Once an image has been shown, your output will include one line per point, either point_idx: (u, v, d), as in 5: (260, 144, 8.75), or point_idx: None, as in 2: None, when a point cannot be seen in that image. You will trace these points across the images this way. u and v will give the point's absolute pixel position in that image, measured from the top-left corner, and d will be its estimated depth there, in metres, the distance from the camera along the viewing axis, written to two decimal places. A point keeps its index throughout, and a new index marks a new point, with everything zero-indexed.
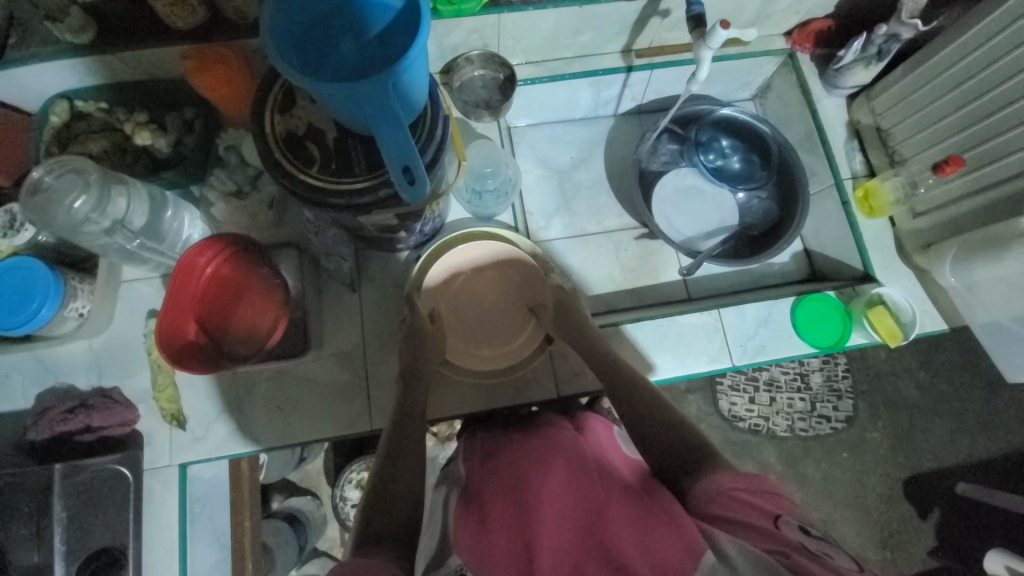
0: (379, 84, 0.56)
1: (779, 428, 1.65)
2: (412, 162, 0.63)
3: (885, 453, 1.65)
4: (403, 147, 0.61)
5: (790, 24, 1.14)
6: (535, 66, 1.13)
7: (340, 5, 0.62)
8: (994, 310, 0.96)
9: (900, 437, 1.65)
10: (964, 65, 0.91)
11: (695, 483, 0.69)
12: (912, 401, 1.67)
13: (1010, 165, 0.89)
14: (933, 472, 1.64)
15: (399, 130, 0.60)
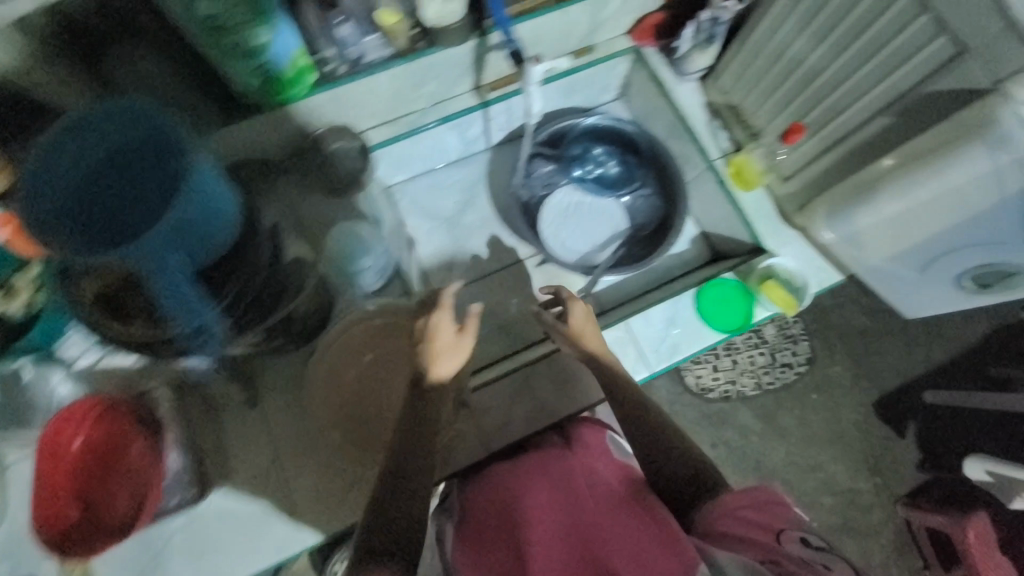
0: (158, 263, 0.64)
1: (749, 388, 1.64)
2: (204, 319, 0.72)
3: (850, 383, 1.65)
4: (193, 308, 0.70)
5: (627, 23, 1.15)
6: (390, 124, 1.11)
7: (109, 159, 0.63)
8: (882, 255, 0.91)
9: (859, 364, 1.65)
10: (780, 37, 0.92)
11: (706, 499, 0.66)
12: (858, 327, 1.66)
13: (851, 118, 0.85)
14: (900, 388, 1.64)
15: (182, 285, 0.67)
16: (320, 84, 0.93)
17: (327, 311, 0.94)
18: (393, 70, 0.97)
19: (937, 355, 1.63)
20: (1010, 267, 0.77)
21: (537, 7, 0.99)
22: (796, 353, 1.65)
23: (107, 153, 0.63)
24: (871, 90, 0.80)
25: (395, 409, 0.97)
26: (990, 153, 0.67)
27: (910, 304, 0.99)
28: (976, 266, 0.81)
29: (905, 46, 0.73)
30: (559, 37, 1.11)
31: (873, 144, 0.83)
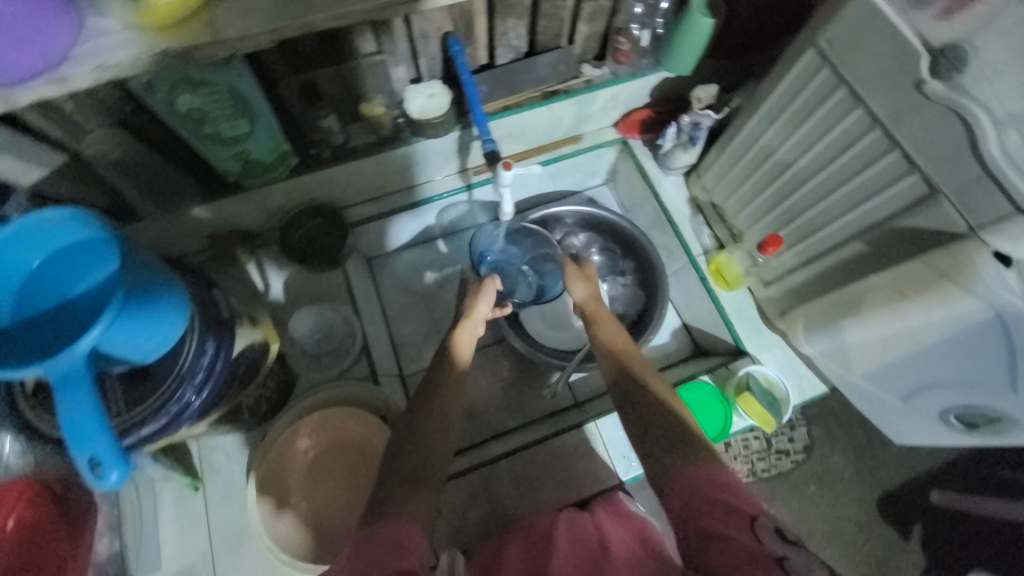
0: (55, 366, 0.50)
1: (742, 474, 1.42)
2: (99, 449, 0.51)
3: (851, 476, 1.43)
4: (82, 436, 0.51)
5: (614, 116, 1.17)
6: (372, 203, 1.11)
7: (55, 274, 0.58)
8: (864, 376, 0.89)
9: (861, 455, 1.45)
10: (755, 152, 0.92)
11: (683, 467, 0.61)
12: (861, 414, 1.47)
13: (832, 235, 0.83)
14: (904, 484, 1.43)
15: (79, 405, 0.51)
16: (301, 168, 0.97)
17: (289, 381, 0.95)
18: (379, 157, 0.99)
19: (950, 454, 1.44)
20: (995, 412, 0.75)
21: (526, 102, 1.04)
22: (794, 439, 1.45)
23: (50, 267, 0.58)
24: (848, 212, 0.79)
25: (355, 473, 0.93)
26: (975, 299, 0.65)
27: (897, 430, 0.96)
28: (963, 401, 0.78)
29: (878, 177, 0.72)
30: (544, 128, 1.12)
31: (852, 263, 0.82)
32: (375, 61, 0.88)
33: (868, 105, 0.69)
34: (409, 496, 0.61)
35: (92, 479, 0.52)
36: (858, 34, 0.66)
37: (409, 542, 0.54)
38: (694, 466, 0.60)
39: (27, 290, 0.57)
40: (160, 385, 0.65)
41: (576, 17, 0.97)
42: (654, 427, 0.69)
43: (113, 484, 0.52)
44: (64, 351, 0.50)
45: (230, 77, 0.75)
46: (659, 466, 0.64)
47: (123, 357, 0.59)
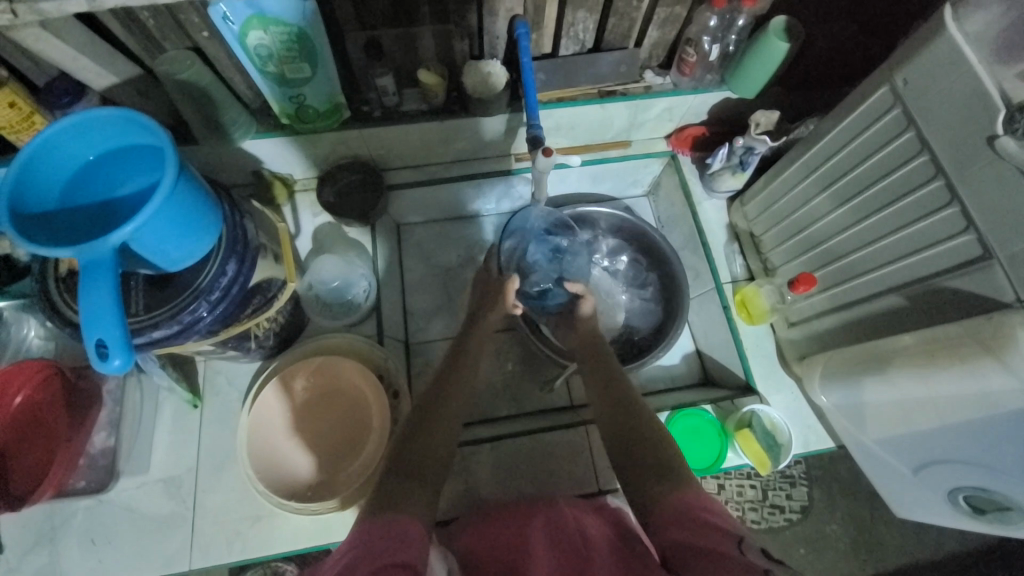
0: (88, 252, 0.53)
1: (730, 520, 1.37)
2: (107, 335, 0.53)
3: (846, 547, 1.36)
4: (95, 319, 0.53)
5: (668, 128, 1.14)
6: (412, 170, 1.13)
7: (104, 169, 0.62)
8: (877, 439, 0.84)
9: (861, 528, 1.37)
10: (805, 186, 0.88)
11: (664, 489, 0.59)
12: (868, 486, 1.40)
13: (871, 283, 0.79)
14: (901, 569, 1.35)
15: (99, 291, 0.53)
16: (351, 122, 0.99)
17: (298, 325, 0.98)
18: (428, 125, 1.00)
19: (959, 548, 1.35)
20: (1007, 501, 0.70)
21: (580, 97, 1.03)
22: (791, 496, 1.39)
23: (100, 162, 0.62)
24: (893, 262, 0.75)
25: (345, 424, 0.94)
26: (1011, 375, 0.60)
27: (901, 503, 0.91)
28: (977, 483, 0.73)
29: (931, 230, 0.69)
30: (595, 127, 1.11)
31: (887, 317, 0.78)
32: (441, 30, 0.90)
33: (934, 153, 0.66)
34: (410, 482, 0.59)
35: (96, 362, 0.54)
36: (936, 76, 0.63)
37: (405, 535, 0.50)
38: (674, 497, 0.57)
39: (79, 181, 0.61)
40: (177, 295, 0.67)
41: (647, 20, 0.96)
42: (637, 453, 0.66)
43: (114, 371, 0.54)
44: (98, 239, 0.54)
45: (300, 20, 0.77)
46: (638, 492, 0.61)
47: (149, 259, 0.62)
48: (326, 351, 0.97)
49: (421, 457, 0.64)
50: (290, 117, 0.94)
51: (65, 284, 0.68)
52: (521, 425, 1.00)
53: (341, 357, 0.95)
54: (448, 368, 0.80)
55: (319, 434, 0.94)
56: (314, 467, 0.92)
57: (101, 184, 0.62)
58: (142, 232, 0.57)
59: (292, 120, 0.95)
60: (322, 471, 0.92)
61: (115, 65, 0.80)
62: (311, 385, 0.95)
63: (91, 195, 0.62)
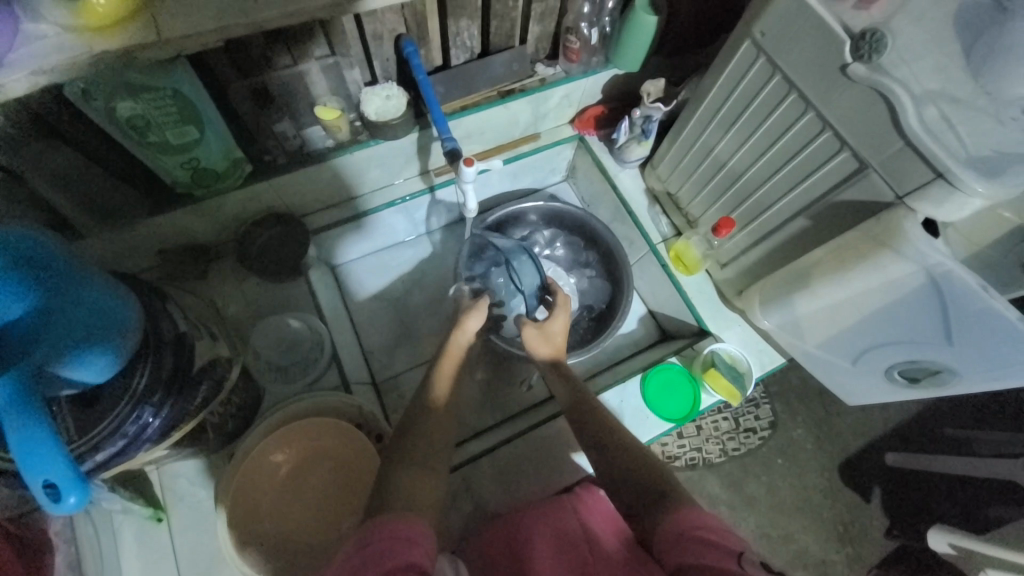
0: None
1: (714, 455, 1.48)
2: (54, 472, 0.47)
3: (814, 447, 1.52)
4: (33, 460, 0.47)
5: (570, 113, 1.20)
6: (332, 210, 1.09)
7: None
8: (817, 343, 0.95)
9: (821, 426, 1.53)
10: (704, 139, 0.97)
11: (665, 514, 0.62)
12: (817, 387, 1.57)
13: (779, 212, 0.89)
14: (861, 450, 1.52)
15: (33, 422, 0.47)
16: (256, 175, 0.94)
17: (256, 397, 0.91)
18: (339, 160, 0.98)
19: (899, 416, 1.55)
20: (936, 365, 0.81)
21: (482, 102, 1.05)
22: (759, 417, 1.53)
23: None
24: (791, 192, 0.85)
25: (334, 483, 0.91)
26: (908, 262, 0.71)
27: (846, 390, 1.03)
28: (907, 358, 0.84)
29: (815, 156, 0.78)
30: (503, 127, 1.13)
31: (798, 239, 0.88)
32: (328, 63, 0.88)
33: (800, 90, 0.75)
34: (414, 491, 0.61)
35: (48, 505, 0.49)
36: (787, 23, 0.72)
37: (416, 538, 0.51)
38: (673, 517, 0.61)
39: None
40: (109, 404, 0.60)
41: (526, 18, 1.00)
42: (635, 482, 0.69)
43: (70, 509, 0.49)
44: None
45: (173, 81, 0.71)
46: (644, 527, 0.64)
47: (72, 378, 0.55)
48: (294, 417, 0.91)
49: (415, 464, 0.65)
50: (182, 182, 0.87)
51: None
52: (509, 428, 1.00)
53: (311, 418, 0.90)
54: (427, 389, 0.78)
55: (309, 502, 0.90)
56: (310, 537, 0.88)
57: None
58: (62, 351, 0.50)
59: (187, 185, 0.87)
60: (320, 539, 0.88)
61: None
62: (289, 455, 0.89)
63: None
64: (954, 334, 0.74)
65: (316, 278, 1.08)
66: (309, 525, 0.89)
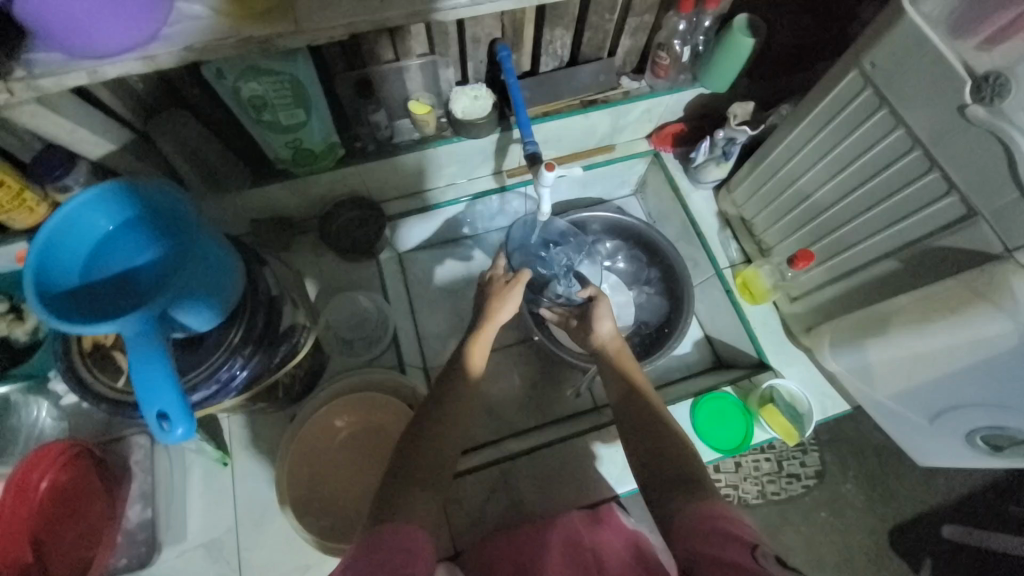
0: (131, 324, 0.53)
1: (751, 496, 1.41)
2: (167, 404, 0.53)
3: (865, 505, 1.42)
4: (152, 391, 0.53)
5: (648, 128, 1.19)
6: (408, 199, 1.14)
7: (123, 239, 0.63)
8: (891, 393, 0.89)
9: (874, 485, 1.43)
10: (790, 167, 0.94)
11: (687, 502, 0.61)
12: (876, 442, 1.46)
13: (867, 251, 0.84)
14: (919, 517, 1.41)
15: (155, 357, 0.53)
16: (347, 159, 1.00)
17: (320, 367, 0.96)
18: (422, 153, 1.03)
19: (966, 487, 1.43)
20: (1021, 436, 0.75)
21: (565, 109, 1.07)
22: (806, 464, 1.45)
23: (119, 232, 0.63)
24: (882, 231, 0.80)
25: (379, 457, 0.95)
26: (1009, 321, 0.66)
27: (920, 450, 0.96)
28: (989, 422, 0.78)
29: (916, 197, 0.74)
30: (580, 136, 1.15)
31: (883, 281, 0.83)
32: (426, 62, 0.93)
33: (909, 127, 0.71)
34: (421, 504, 0.62)
35: (159, 433, 0.55)
36: (902, 55, 0.69)
37: (415, 555, 0.54)
38: (696, 506, 0.60)
39: (98, 256, 0.62)
40: (209, 353, 0.67)
41: (619, 31, 1.01)
42: (667, 469, 0.67)
43: (177, 439, 0.54)
44: (137, 310, 0.54)
45: (293, 68, 0.77)
46: (666, 508, 0.63)
47: (184, 323, 0.62)
48: (348, 390, 0.95)
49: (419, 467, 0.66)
50: (284, 161, 0.95)
51: (92, 359, 0.73)
52: (551, 434, 1.01)
53: (364, 391, 0.95)
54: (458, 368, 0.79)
55: (354, 471, 0.95)
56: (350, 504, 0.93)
57: (123, 255, 0.63)
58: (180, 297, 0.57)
59: (288, 162, 0.95)
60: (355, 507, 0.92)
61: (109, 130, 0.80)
62: (344, 423, 0.95)
63: (116, 265, 0.62)
64: None
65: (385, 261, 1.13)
66: (353, 493, 0.94)
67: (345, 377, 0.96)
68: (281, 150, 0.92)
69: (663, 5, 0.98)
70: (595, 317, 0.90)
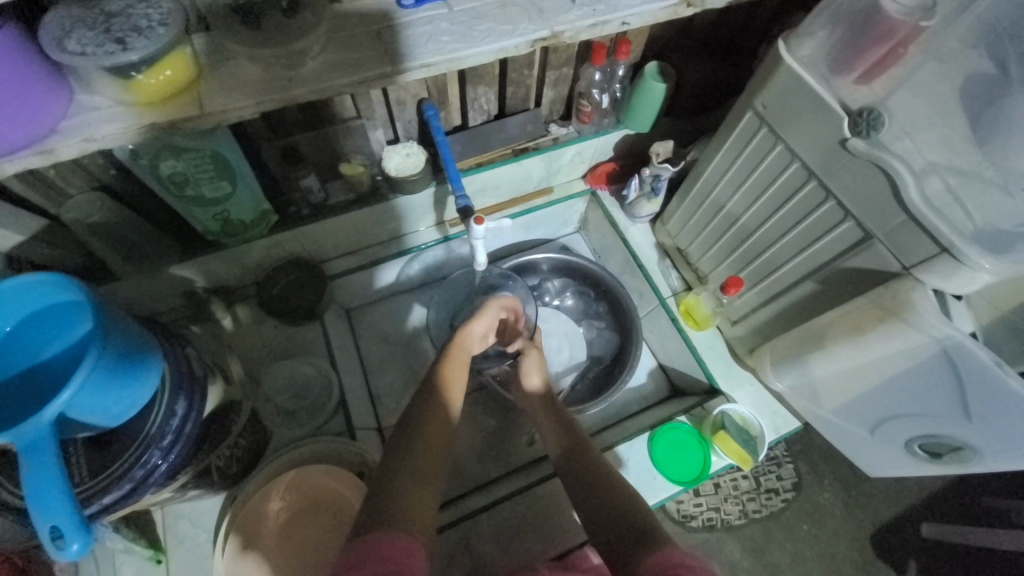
0: (21, 433, 0.50)
1: (733, 517, 1.40)
2: (61, 518, 0.49)
3: (842, 513, 1.43)
4: (44, 505, 0.49)
5: (582, 169, 1.24)
6: (351, 256, 1.14)
7: (22, 337, 0.59)
8: (834, 409, 0.92)
9: (850, 491, 1.45)
10: (712, 200, 0.98)
11: (641, 548, 0.59)
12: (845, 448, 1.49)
13: (789, 274, 0.88)
14: (895, 519, 1.43)
15: (46, 468, 0.50)
16: (281, 225, 0.99)
17: (261, 442, 0.92)
18: (359, 213, 1.03)
19: (935, 483, 1.45)
20: (955, 441, 0.78)
21: (497, 159, 1.11)
22: (781, 478, 1.45)
23: (19, 330, 0.59)
24: (798, 255, 0.85)
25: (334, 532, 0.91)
26: (923, 333, 0.69)
27: (872, 463, 0.98)
28: (926, 431, 0.80)
29: (820, 223, 0.79)
30: (515, 182, 1.18)
31: (808, 302, 0.87)
32: (353, 125, 0.95)
33: (803, 160, 0.77)
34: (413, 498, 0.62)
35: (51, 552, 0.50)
36: (787, 97, 0.75)
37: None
38: (649, 557, 0.57)
39: None
40: (123, 451, 0.63)
41: (540, 84, 1.06)
42: (619, 516, 0.65)
43: (73, 556, 0.50)
44: (30, 417, 0.50)
45: (211, 144, 0.77)
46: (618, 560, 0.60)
47: (90, 422, 0.58)
48: (296, 463, 0.92)
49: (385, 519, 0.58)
50: (213, 232, 0.93)
51: None
52: (512, 485, 0.99)
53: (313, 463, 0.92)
54: (419, 408, 0.73)
55: (307, 549, 0.90)
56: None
57: (21, 354, 0.59)
58: (81, 397, 0.54)
59: (218, 233, 0.93)
60: None
61: (19, 222, 0.77)
62: (293, 498, 0.91)
63: (13, 366, 0.58)
64: (973, 409, 0.71)
65: (332, 320, 1.11)
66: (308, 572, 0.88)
67: (292, 451, 0.92)
68: (209, 223, 0.91)
69: (578, 59, 1.04)
70: (524, 371, 0.94)
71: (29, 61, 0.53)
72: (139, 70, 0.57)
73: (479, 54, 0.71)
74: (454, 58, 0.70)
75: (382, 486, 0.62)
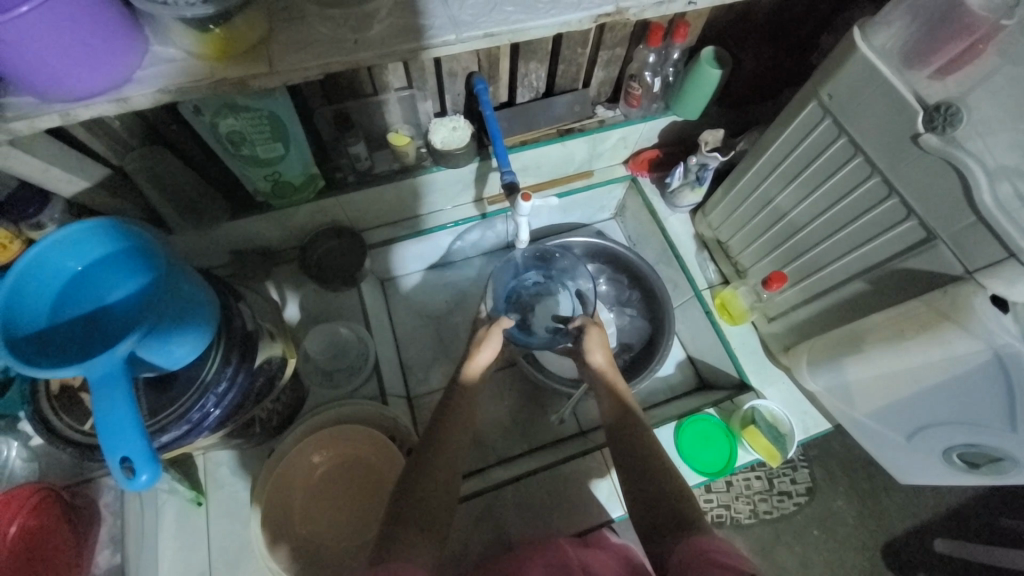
0: (94, 367, 0.52)
1: (743, 516, 1.40)
2: (131, 449, 0.52)
3: (855, 521, 1.42)
4: (116, 436, 0.52)
5: (625, 154, 1.22)
6: (389, 227, 1.15)
7: (93, 278, 0.62)
8: (872, 413, 0.90)
9: (865, 500, 1.43)
10: (761, 190, 0.96)
11: (678, 540, 0.59)
12: (865, 457, 1.47)
13: (838, 270, 0.86)
14: (908, 532, 1.41)
15: (118, 401, 0.52)
16: (327, 191, 1.01)
17: (298, 400, 0.96)
18: (401, 183, 1.03)
19: (954, 501, 1.43)
20: (996, 452, 0.76)
21: (541, 138, 1.09)
22: (796, 481, 1.44)
23: (91, 270, 0.62)
24: (849, 253, 0.83)
25: (366, 489, 0.95)
26: (976, 339, 0.68)
27: (903, 469, 0.97)
28: (968, 443, 0.79)
29: (879, 220, 0.77)
30: (557, 163, 1.17)
31: (855, 302, 0.86)
32: (404, 95, 0.95)
33: (867, 154, 0.75)
34: (439, 483, 0.65)
35: (123, 480, 0.53)
36: (858, 88, 0.72)
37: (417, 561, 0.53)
38: (687, 540, 0.58)
39: (65, 296, 0.60)
40: (182, 393, 0.66)
41: (592, 64, 1.04)
42: (660, 502, 0.66)
43: (142, 486, 0.53)
44: (104, 353, 0.52)
45: (269, 106, 0.78)
46: (658, 545, 0.61)
47: (154, 363, 0.60)
48: (330, 422, 0.95)
49: (419, 499, 0.63)
50: (263, 194, 0.95)
51: (59, 402, 0.71)
52: (536, 461, 1.00)
53: (345, 424, 0.95)
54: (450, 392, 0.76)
55: (338, 502, 0.94)
56: (337, 535, 0.92)
57: (89, 293, 0.61)
58: (148, 338, 0.56)
59: (267, 195, 0.95)
60: (342, 541, 0.92)
61: (85, 170, 0.80)
62: (326, 454, 0.95)
63: (81, 305, 0.61)
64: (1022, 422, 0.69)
65: (367, 289, 1.14)
66: (337, 524, 0.93)
67: (328, 411, 0.95)
68: (260, 184, 0.93)
69: (634, 40, 1.01)
70: (586, 348, 0.89)
71: (110, 6, 0.54)
72: (215, 23, 0.58)
73: (543, 27, 0.70)
74: (517, 28, 0.69)
75: (416, 473, 0.66)
